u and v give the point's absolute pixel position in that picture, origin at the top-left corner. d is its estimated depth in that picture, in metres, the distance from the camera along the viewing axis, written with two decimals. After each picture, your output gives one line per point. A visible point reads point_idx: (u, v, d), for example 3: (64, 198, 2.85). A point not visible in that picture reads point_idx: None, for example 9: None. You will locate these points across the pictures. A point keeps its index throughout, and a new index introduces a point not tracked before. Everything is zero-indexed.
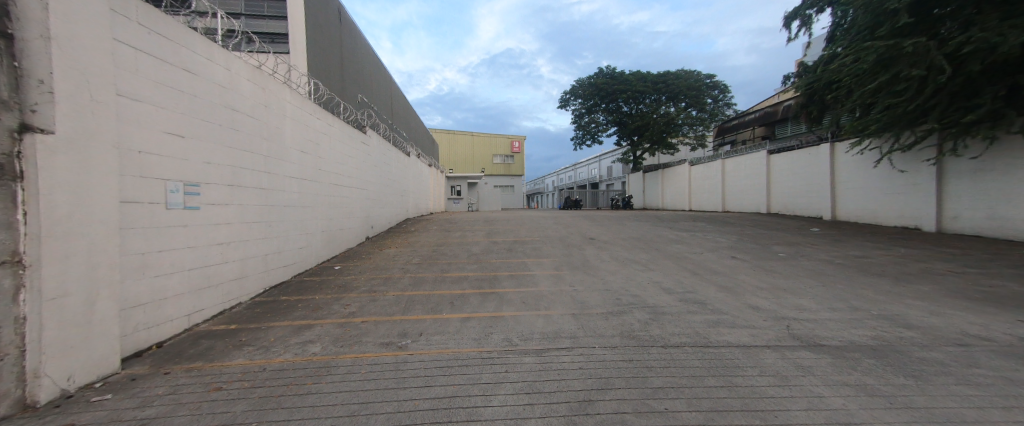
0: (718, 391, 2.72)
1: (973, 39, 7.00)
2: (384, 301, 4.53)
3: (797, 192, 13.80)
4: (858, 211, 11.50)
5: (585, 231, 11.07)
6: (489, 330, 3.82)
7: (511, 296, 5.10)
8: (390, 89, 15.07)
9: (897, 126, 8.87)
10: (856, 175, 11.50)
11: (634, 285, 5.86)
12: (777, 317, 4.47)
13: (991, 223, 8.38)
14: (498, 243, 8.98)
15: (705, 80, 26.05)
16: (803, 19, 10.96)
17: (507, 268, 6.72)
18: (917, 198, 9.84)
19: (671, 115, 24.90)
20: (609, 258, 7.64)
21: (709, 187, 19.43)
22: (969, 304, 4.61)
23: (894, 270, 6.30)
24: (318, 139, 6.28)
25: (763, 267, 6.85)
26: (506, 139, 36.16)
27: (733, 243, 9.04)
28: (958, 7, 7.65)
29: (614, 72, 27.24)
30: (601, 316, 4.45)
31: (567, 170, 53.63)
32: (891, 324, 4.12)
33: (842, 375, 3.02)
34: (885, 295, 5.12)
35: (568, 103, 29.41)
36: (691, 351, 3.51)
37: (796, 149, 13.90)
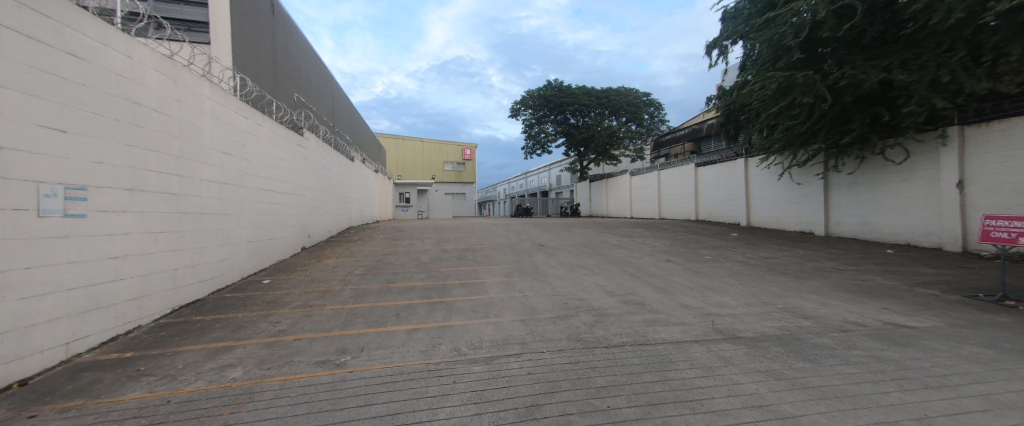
0: (654, 386, 2.92)
1: (846, 75, 8.49)
2: (321, 316, 4.20)
3: (719, 201, 15.46)
4: (767, 218, 13.20)
5: (535, 238, 11.31)
6: (437, 341, 3.71)
7: (460, 305, 5.02)
8: (331, 89, 14.22)
9: (794, 145, 10.42)
10: (765, 186, 13.22)
11: (581, 290, 6.10)
12: (703, 313, 4.95)
13: (863, 227, 10.12)
14: (448, 251, 8.82)
15: (642, 97, 28.02)
16: (721, 49, 12.44)
17: (457, 276, 6.63)
18: (811, 207, 11.56)
19: (613, 128, 26.57)
20: (557, 263, 7.90)
21: (647, 195, 20.97)
22: (848, 296, 5.52)
23: (794, 268, 7.33)
24: (243, 139, 5.69)
25: (692, 268, 7.55)
26: (457, 146, 35.86)
27: (668, 247, 9.85)
28: (834, 48, 9.26)
29: (561, 86, 28.54)
30: (549, 320, 4.57)
31: (518, 178, 54.50)
32: (792, 316, 4.77)
33: (755, 363, 3.43)
34: (788, 290, 5.93)
35: (519, 113, 30.20)
36: (632, 349, 3.74)
37: (717, 163, 15.63)
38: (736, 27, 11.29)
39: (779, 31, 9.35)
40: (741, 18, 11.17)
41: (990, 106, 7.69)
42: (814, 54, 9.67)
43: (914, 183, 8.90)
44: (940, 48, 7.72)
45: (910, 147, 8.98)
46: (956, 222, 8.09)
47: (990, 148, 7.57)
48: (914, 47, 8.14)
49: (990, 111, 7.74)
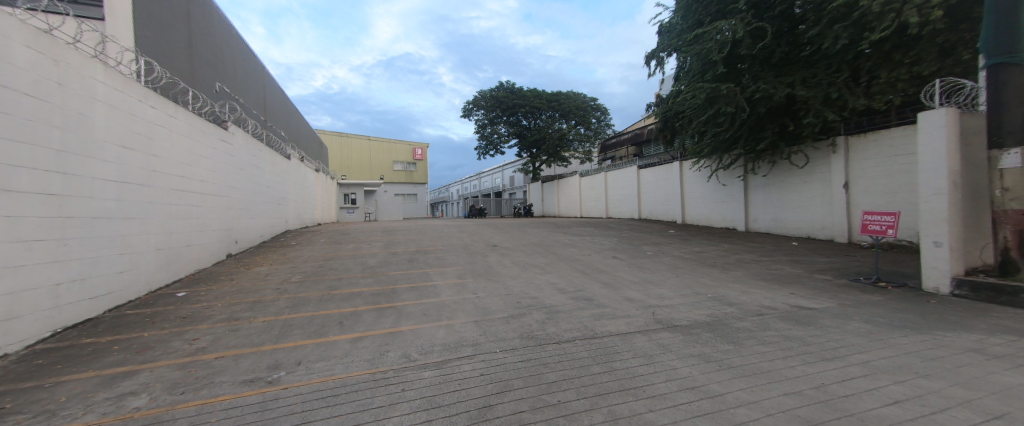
0: (601, 376, 3.06)
1: (760, 89, 9.66)
2: (250, 330, 3.80)
3: (658, 201, 16.70)
4: (698, 216, 14.50)
5: (488, 238, 11.29)
6: (384, 348, 3.55)
7: (410, 309, 4.85)
8: (263, 80, 12.97)
9: (720, 150, 11.60)
10: (697, 187, 14.51)
11: (533, 288, 6.22)
12: (645, 305, 5.31)
13: (775, 223, 11.54)
14: (398, 253, 8.48)
15: (590, 102, 29.15)
16: (658, 60, 13.45)
17: (407, 279, 6.40)
18: (734, 205, 12.93)
19: (563, 131, 27.44)
20: (510, 263, 7.97)
21: (595, 196, 21.97)
22: (764, 283, 6.27)
23: (721, 261, 8.14)
24: (150, 133, 4.97)
25: (635, 264, 8.06)
26: (407, 146, 34.69)
27: (614, 244, 10.41)
28: (751, 65, 10.47)
29: (513, 88, 28.92)
30: (502, 320, 4.58)
31: (471, 179, 54.09)
32: (720, 304, 5.29)
33: (689, 348, 3.75)
34: (716, 280, 6.58)
35: (472, 113, 30.13)
36: (581, 343, 3.89)
37: (656, 166, 16.88)
38: (671, 41, 12.30)
39: (706, 47, 10.36)
40: (674, 33, 12.21)
41: (866, 120, 9.22)
42: (735, 69, 10.85)
43: (813, 185, 10.35)
44: (830, 69, 9.09)
45: (809, 154, 10.45)
46: (844, 218, 9.58)
47: (866, 155, 9.06)
48: (811, 68, 9.49)
49: (866, 124, 9.27)
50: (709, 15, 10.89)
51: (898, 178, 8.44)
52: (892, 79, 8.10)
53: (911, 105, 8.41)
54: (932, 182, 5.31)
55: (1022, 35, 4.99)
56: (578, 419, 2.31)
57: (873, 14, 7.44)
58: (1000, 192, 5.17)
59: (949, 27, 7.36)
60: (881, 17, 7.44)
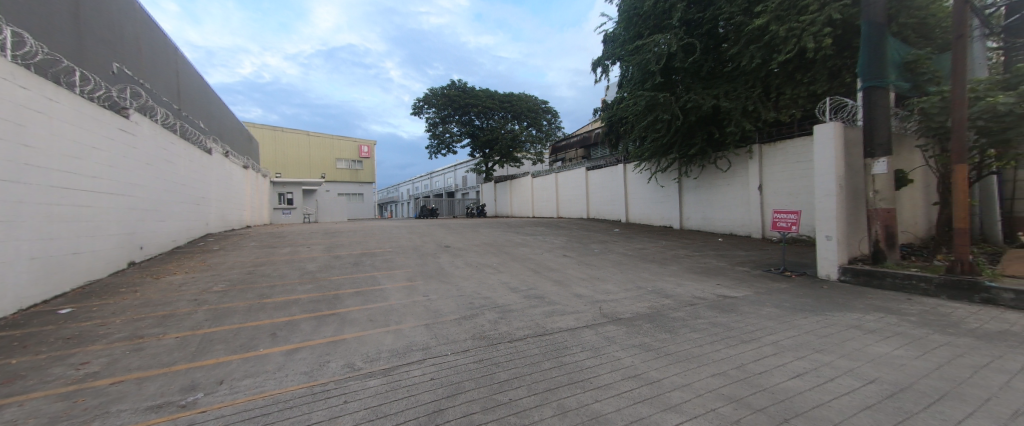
0: (551, 372, 3.14)
1: (692, 99, 10.66)
2: (160, 348, 3.32)
3: (604, 201, 17.58)
4: (640, 215, 15.48)
5: (439, 239, 11.04)
6: (325, 359, 3.30)
7: (355, 315, 4.59)
8: (176, 63, 11.41)
9: (658, 153, 12.53)
10: (639, 188, 15.51)
11: (485, 288, 6.21)
12: (592, 300, 5.57)
13: (704, 222, 12.73)
14: (342, 257, 7.95)
15: (541, 105, 29.74)
16: (603, 67, 14.19)
17: (352, 284, 6.03)
18: (670, 205, 14.02)
19: (516, 132, 27.73)
20: (462, 264, 7.88)
21: (547, 196, 22.53)
22: (697, 276, 6.90)
23: (660, 256, 8.80)
24: (22, 119, 4.13)
25: (583, 261, 8.42)
26: (352, 143, 32.71)
27: (564, 243, 10.77)
28: (684, 76, 11.48)
29: (465, 86, 28.69)
30: (453, 322, 4.51)
31: (422, 178, 52.48)
32: (659, 296, 5.71)
33: (632, 339, 4.00)
34: (655, 274, 7.11)
35: (422, 110, 29.41)
36: (532, 340, 3.97)
37: (602, 168, 17.78)
38: (614, 50, 13.05)
39: (645, 57, 11.17)
40: (618, 42, 12.96)
41: (775, 131, 10.56)
42: (670, 80, 11.81)
43: (736, 187, 11.59)
44: (747, 85, 10.30)
45: (732, 159, 11.71)
46: (759, 216, 10.89)
47: (776, 161, 10.38)
48: (733, 82, 10.64)
49: (775, 134, 10.62)
50: (648, 28, 11.74)
51: (800, 181, 9.78)
52: (794, 96, 9.38)
53: (809, 119, 9.81)
54: (824, 184, 6.24)
55: (885, 66, 6.09)
56: (529, 415, 2.35)
57: (780, 38, 8.61)
58: (872, 194, 6.25)
59: (836, 53, 8.71)
60: (786, 40, 8.60)
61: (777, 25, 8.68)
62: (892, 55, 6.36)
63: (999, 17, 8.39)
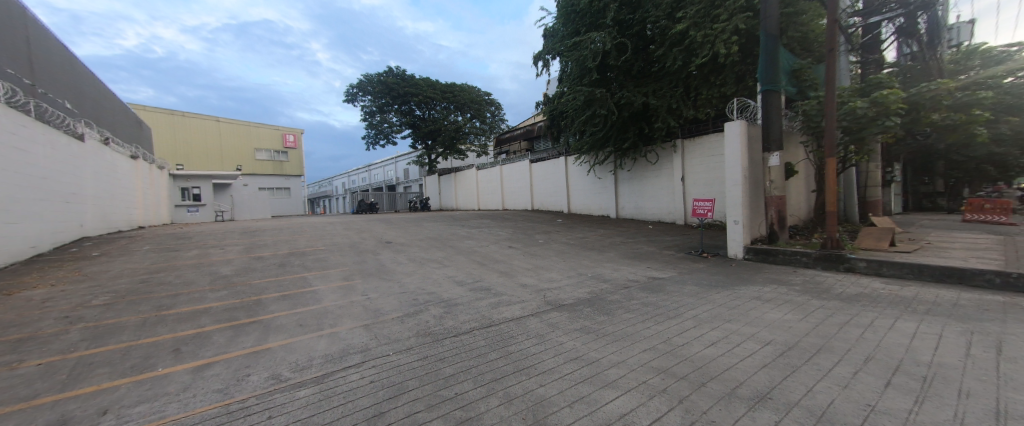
0: (497, 362, 3.18)
1: (625, 97, 11.44)
2: (14, 380, 2.67)
3: (548, 193, 18.07)
4: (581, 206, 16.16)
5: (380, 235, 10.47)
6: (244, 372, 2.94)
7: (282, 321, 4.17)
8: (25, 27, 9.13)
9: (596, 147, 13.24)
10: (579, 180, 16.21)
11: (430, 283, 6.05)
12: (536, 289, 5.74)
13: (636, 211, 13.72)
14: (265, 258, 7.16)
15: (485, 97, 29.49)
16: (544, 62, 14.49)
17: (279, 287, 5.46)
18: (607, 196, 14.88)
19: (459, 123, 27.19)
20: (405, 260, 7.58)
21: (492, 188, 22.54)
22: (631, 261, 7.45)
23: (599, 244, 9.34)
24: None
25: (528, 252, 8.63)
26: (274, 131, 29.39)
27: (510, 235, 10.92)
28: (618, 74, 12.19)
29: (404, 74, 27.39)
30: (395, 320, 4.32)
31: (359, 170, 49.24)
32: (598, 281, 6.07)
33: (573, 323, 4.21)
34: (595, 261, 7.55)
35: (357, 98, 27.51)
36: (479, 333, 3.97)
37: (544, 160, 18.21)
38: (554, 45, 13.35)
39: (582, 54, 11.69)
40: (558, 37, 13.33)
41: (695, 128, 11.71)
42: (606, 77, 12.44)
43: (663, 178, 12.68)
44: (672, 84, 11.26)
45: (659, 153, 12.76)
46: (682, 205, 12.07)
47: (695, 155, 11.57)
48: (659, 82, 11.55)
49: (695, 131, 11.78)
50: (584, 25, 12.23)
51: (715, 173, 11.04)
52: (709, 96, 10.46)
53: (721, 118, 11.09)
54: (733, 175, 7.09)
55: (778, 71, 7.04)
56: (475, 407, 2.34)
57: (698, 42, 9.55)
58: (769, 183, 7.28)
59: (742, 60, 9.90)
60: (702, 45, 9.57)
61: (695, 30, 9.58)
62: (784, 63, 7.42)
63: (857, 36, 10.11)
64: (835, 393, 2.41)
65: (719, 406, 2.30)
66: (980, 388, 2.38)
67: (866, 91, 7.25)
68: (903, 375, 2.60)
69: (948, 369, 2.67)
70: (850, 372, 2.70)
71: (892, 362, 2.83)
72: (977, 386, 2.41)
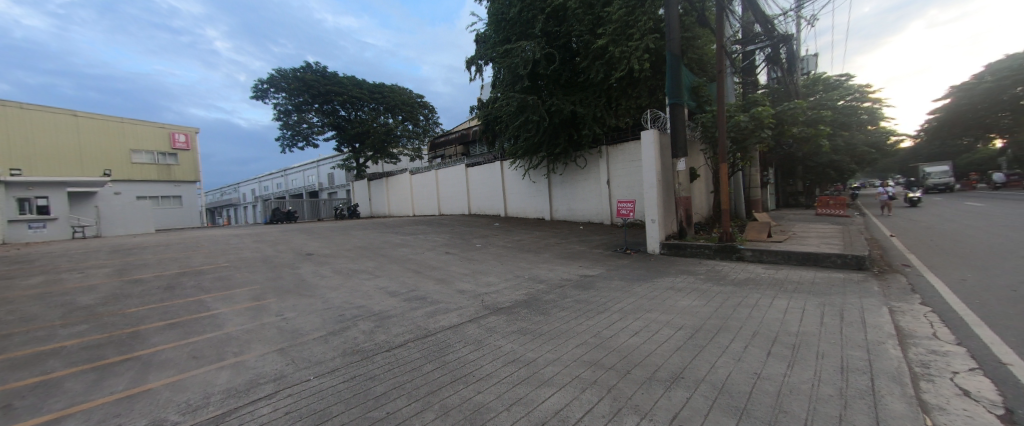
0: (433, 374, 3.06)
1: (555, 105, 12.05)
2: None
3: (484, 197, 18.12)
4: (518, 210, 16.50)
5: (299, 246, 9.44)
6: (110, 424, 2.39)
7: (169, 355, 3.50)
8: None
9: (530, 152, 13.66)
10: (514, 184, 16.53)
11: (359, 296, 5.63)
12: (474, 294, 5.69)
13: (569, 213, 14.42)
14: (145, 281, 5.96)
15: (418, 98, 28.46)
16: (477, 66, 14.55)
17: (165, 314, 4.57)
18: (541, 199, 15.43)
19: (390, 126, 25.87)
20: (330, 272, 6.94)
21: (427, 193, 21.87)
22: (564, 260, 7.81)
23: (534, 246, 9.62)
24: None
25: (465, 257, 8.53)
26: (157, 129, 24.81)
27: (447, 240, 10.69)
28: (548, 82, 12.77)
29: (325, 71, 25.26)
30: (317, 340, 3.91)
31: (273, 175, 44.03)
32: (534, 282, 6.23)
33: (511, 326, 4.25)
34: (531, 262, 7.75)
35: (268, 95, 24.66)
36: (413, 345, 3.78)
37: (480, 164, 18.22)
38: (486, 51, 13.51)
39: (514, 61, 12.00)
40: (489, 44, 13.52)
41: (617, 135, 12.73)
42: (537, 85, 12.91)
43: (591, 181, 13.53)
44: (596, 94, 12.12)
45: (587, 158, 13.59)
46: (609, 206, 13.04)
47: (618, 160, 12.57)
48: (585, 91, 12.35)
49: (617, 138, 12.79)
50: (514, 34, 12.59)
51: (635, 177, 12.13)
52: (628, 107, 11.51)
53: (639, 127, 12.24)
54: (649, 179, 7.87)
55: (681, 88, 8.01)
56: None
57: (617, 57, 10.44)
58: (677, 186, 8.21)
59: (654, 75, 11.05)
60: (621, 60, 10.47)
61: (614, 46, 10.47)
62: (685, 81, 8.47)
63: (739, 60, 11.98)
64: (731, 366, 2.79)
65: (642, 390, 2.50)
66: (831, 348, 2.97)
67: (747, 107, 8.64)
68: (780, 345, 3.12)
69: (809, 336, 3.28)
70: (741, 347, 3.15)
71: (772, 334, 3.38)
72: (828, 347, 2.99)
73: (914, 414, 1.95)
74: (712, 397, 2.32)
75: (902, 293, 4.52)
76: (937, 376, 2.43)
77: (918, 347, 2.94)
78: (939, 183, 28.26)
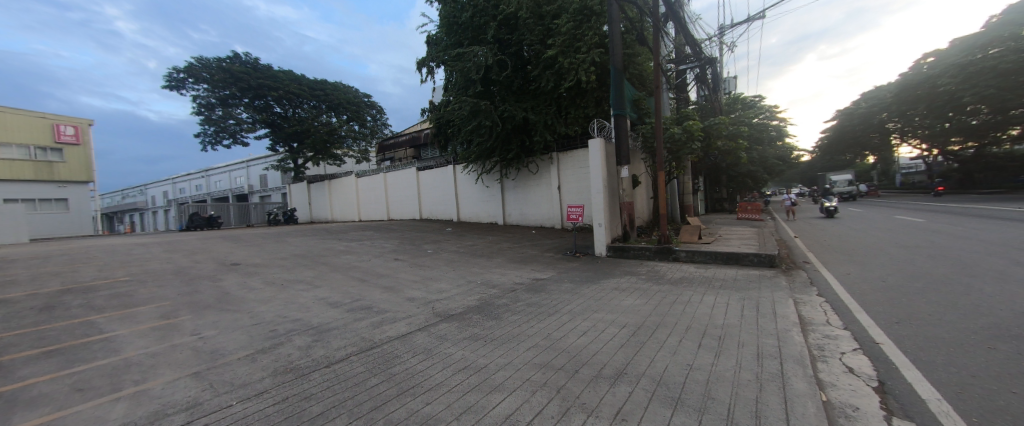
0: (379, 387, 2.89)
1: (508, 110, 12.24)
2: None
3: (436, 202, 17.72)
4: (470, 215, 16.36)
5: (222, 256, 8.42)
6: None
7: (43, 389, 2.88)
8: None
9: (483, 156, 13.66)
10: (466, 189, 16.38)
11: (295, 308, 5.16)
12: (423, 302, 5.50)
13: (521, 218, 14.62)
14: (12, 302, 4.88)
15: (365, 98, 27.07)
16: (428, 68, 14.26)
17: (39, 341, 3.77)
18: (494, 204, 15.46)
19: (333, 125, 24.26)
20: (260, 284, 6.28)
21: (375, 197, 20.84)
22: (517, 265, 7.87)
23: (487, 251, 9.59)
24: None
25: (416, 263, 8.24)
26: (37, 118, 20.63)
27: (395, 246, 10.24)
28: (500, 88, 12.91)
29: (257, 63, 23.04)
30: (242, 360, 3.49)
31: (192, 175, 38.99)
32: (486, 287, 6.20)
33: (462, 333, 4.16)
34: (483, 267, 7.70)
35: (185, 85, 21.90)
36: (357, 358, 3.54)
37: (431, 168, 17.79)
38: (437, 53, 13.34)
39: (466, 66, 12.00)
40: (440, 46, 13.38)
41: (566, 142, 13.19)
42: (490, 90, 12.99)
43: (542, 187, 13.85)
44: (547, 103, 12.49)
45: (539, 164, 13.90)
46: (560, 211, 13.46)
47: (568, 166, 13.04)
48: (536, 99, 12.67)
49: (567, 145, 13.25)
50: (467, 38, 12.59)
51: (583, 183, 12.67)
52: (576, 116, 11.99)
53: (586, 136, 12.81)
54: (596, 185, 8.27)
55: (624, 100, 8.56)
56: None
57: (566, 68, 10.87)
58: (621, 192, 8.72)
59: (599, 87, 11.64)
60: (569, 71, 10.90)
61: (563, 58, 10.87)
62: (627, 93, 9.08)
63: (673, 78, 13.10)
64: (668, 359, 3.00)
65: (589, 388, 2.59)
66: (749, 338, 3.33)
67: (680, 120, 9.47)
68: (708, 337, 3.42)
69: (731, 327, 3.64)
70: (677, 341, 3.41)
71: (702, 328, 3.69)
72: (747, 337, 3.35)
73: (812, 391, 2.25)
74: (652, 389, 2.47)
75: (803, 286, 5.23)
76: (830, 357, 2.83)
77: (815, 332, 3.41)
78: (846, 192, 31.76)
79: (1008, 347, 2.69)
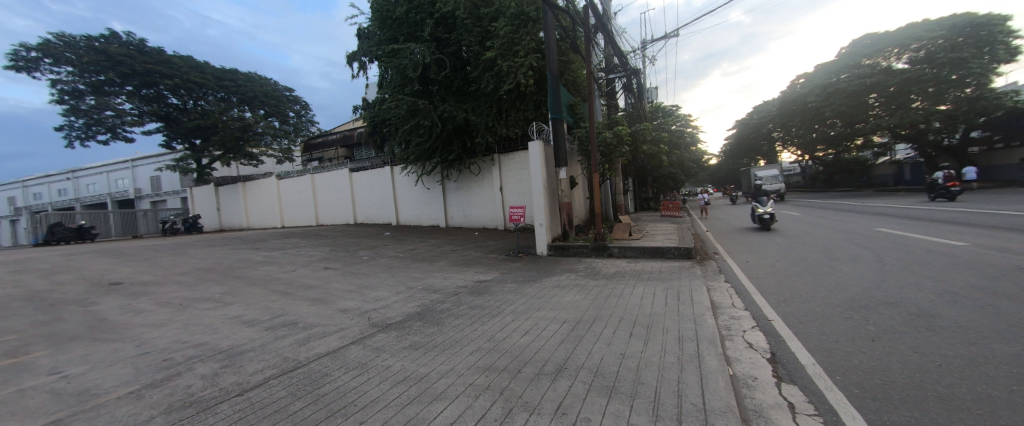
0: (305, 411, 2.60)
1: (448, 111, 12.07)
2: None
3: (372, 205, 16.71)
4: (411, 218, 15.72)
5: (97, 275, 6.94)
6: None
7: None
8: None
9: (422, 157, 13.27)
10: (406, 191, 15.69)
11: (199, 331, 4.44)
12: (359, 312, 5.12)
13: (464, 219, 14.44)
14: None
15: (286, 91, 24.47)
16: (360, 63, 13.43)
17: None
18: (436, 207, 15.05)
19: (246, 121, 21.48)
20: (152, 305, 5.30)
21: (301, 200, 18.93)
22: (459, 268, 7.70)
23: (428, 255, 9.26)
24: None
25: (349, 271, 7.64)
26: None
27: (326, 254, 9.40)
28: (439, 88, 12.67)
29: (144, 45, 19.52)
30: (124, 399, 2.90)
31: (54, 176, 31.72)
32: (427, 293, 5.97)
33: (401, 342, 3.95)
34: (424, 272, 7.40)
35: (40, 66, 17.80)
36: (279, 381, 3.16)
37: (366, 169, 16.71)
38: (370, 48, 12.68)
39: (402, 62, 11.58)
40: (374, 40, 12.71)
41: (507, 144, 13.34)
42: (430, 89, 12.67)
43: (485, 188, 13.84)
44: (488, 104, 12.54)
45: (481, 165, 13.85)
46: (502, 212, 13.55)
47: (510, 168, 13.19)
48: (477, 100, 12.65)
49: (508, 147, 13.38)
50: (402, 34, 12.11)
51: (525, 184, 12.92)
52: (516, 118, 12.17)
53: (526, 138, 13.09)
54: (537, 186, 8.49)
55: (560, 104, 8.91)
56: None
57: (504, 71, 10.99)
58: (561, 192, 9.07)
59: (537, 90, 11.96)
60: (508, 74, 11.04)
61: (501, 60, 10.97)
62: (563, 98, 9.49)
63: (604, 85, 13.98)
64: (603, 350, 3.17)
65: (530, 386, 2.62)
66: (672, 323, 3.67)
67: (611, 125, 10.12)
68: (638, 326, 3.69)
69: (658, 315, 3.98)
70: (612, 332, 3.62)
71: (633, 318, 3.97)
72: (671, 323, 3.69)
73: (723, 367, 2.54)
74: (589, 381, 2.58)
75: (714, 274, 5.94)
76: (735, 335, 3.24)
77: (725, 314, 3.88)
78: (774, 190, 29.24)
79: (861, 316, 3.32)
